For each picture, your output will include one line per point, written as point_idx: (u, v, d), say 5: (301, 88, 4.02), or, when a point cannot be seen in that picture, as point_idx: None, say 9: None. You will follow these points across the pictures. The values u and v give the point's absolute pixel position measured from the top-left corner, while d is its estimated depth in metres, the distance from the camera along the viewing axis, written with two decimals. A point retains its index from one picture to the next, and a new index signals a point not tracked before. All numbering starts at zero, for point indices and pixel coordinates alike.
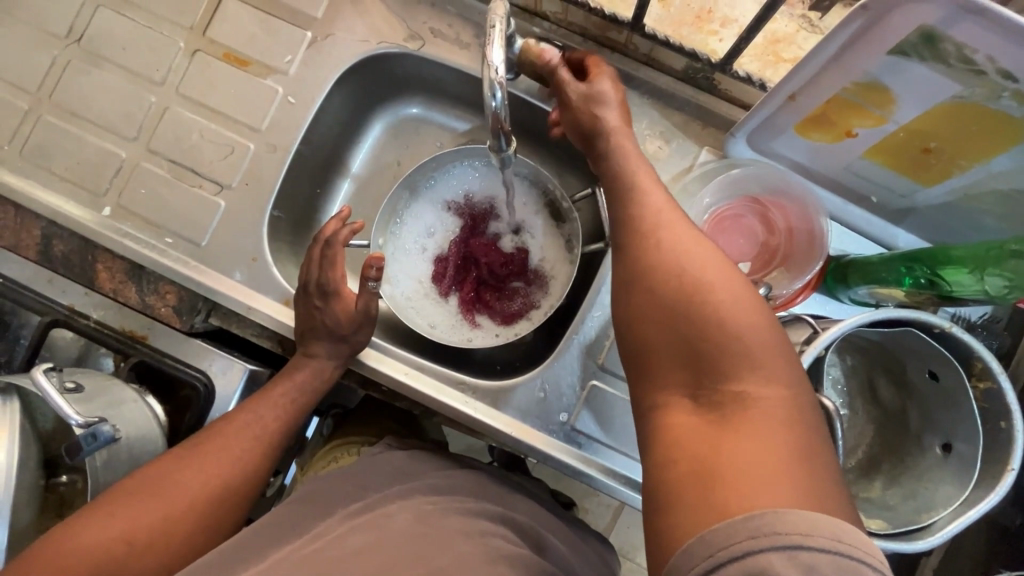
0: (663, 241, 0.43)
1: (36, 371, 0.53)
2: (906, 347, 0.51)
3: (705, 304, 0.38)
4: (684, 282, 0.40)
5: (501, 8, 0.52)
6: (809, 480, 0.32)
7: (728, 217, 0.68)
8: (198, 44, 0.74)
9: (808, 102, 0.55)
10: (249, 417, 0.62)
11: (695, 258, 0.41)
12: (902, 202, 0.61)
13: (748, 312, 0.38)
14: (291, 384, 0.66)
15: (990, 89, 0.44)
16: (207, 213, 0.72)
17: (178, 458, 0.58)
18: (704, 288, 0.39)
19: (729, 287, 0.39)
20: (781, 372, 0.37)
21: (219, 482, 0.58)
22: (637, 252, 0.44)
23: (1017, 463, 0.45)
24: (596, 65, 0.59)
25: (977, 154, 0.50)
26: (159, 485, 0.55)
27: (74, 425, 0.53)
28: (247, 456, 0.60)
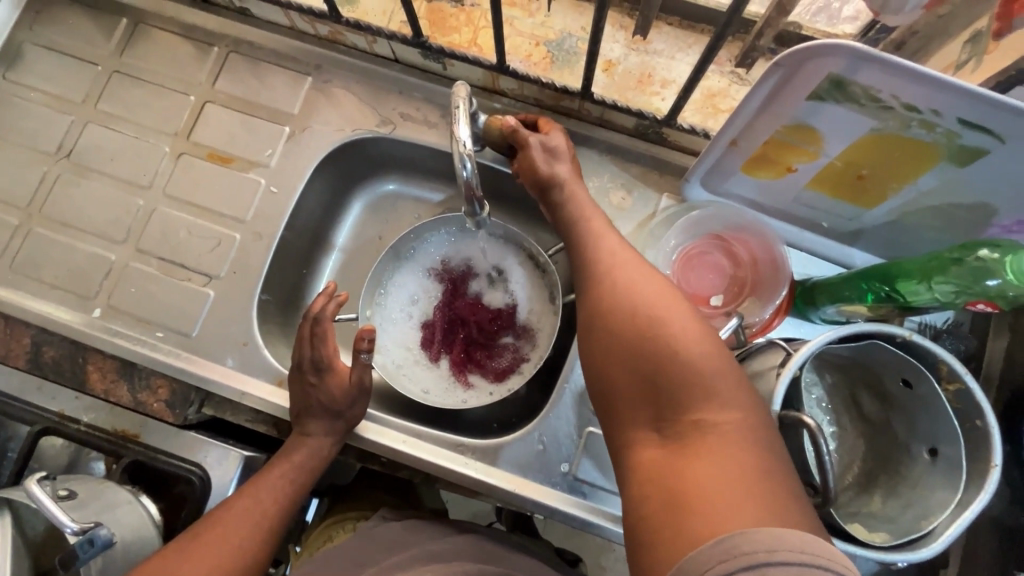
0: (619, 280, 0.47)
1: (29, 480, 0.53)
2: (877, 359, 0.53)
3: (659, 340, 0.41)
4: (639, 320, 0.43)
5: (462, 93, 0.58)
6: (771, 499, 0.34)
7: (695, 255, 0.72)
8: (183, 147, 0.79)
9: (748, 146, 0.61)
10: (250, 500, 0.61)
11: (645, 294, 0.45)
12: (851, 224, 0.66)
13: (699, 344, 0.41)
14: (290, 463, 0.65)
15: (900, 121, 0.50)
16: (197, 303, 0.74)
17: (183, 548, 0.56)
18: (651, 324, 0.42)
19: (680, 315, 0.43)
20: (736, 397, 0.39)
21: (221, 573, 0.57)
22: (602, 295, 0.47)
23: (1000, 459, 0.47)
24: (564, 150, 0.65)
25: (906, 176, 0.56)
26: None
27: (71, 533, 0.52)
28: (250, 541, 0.59)
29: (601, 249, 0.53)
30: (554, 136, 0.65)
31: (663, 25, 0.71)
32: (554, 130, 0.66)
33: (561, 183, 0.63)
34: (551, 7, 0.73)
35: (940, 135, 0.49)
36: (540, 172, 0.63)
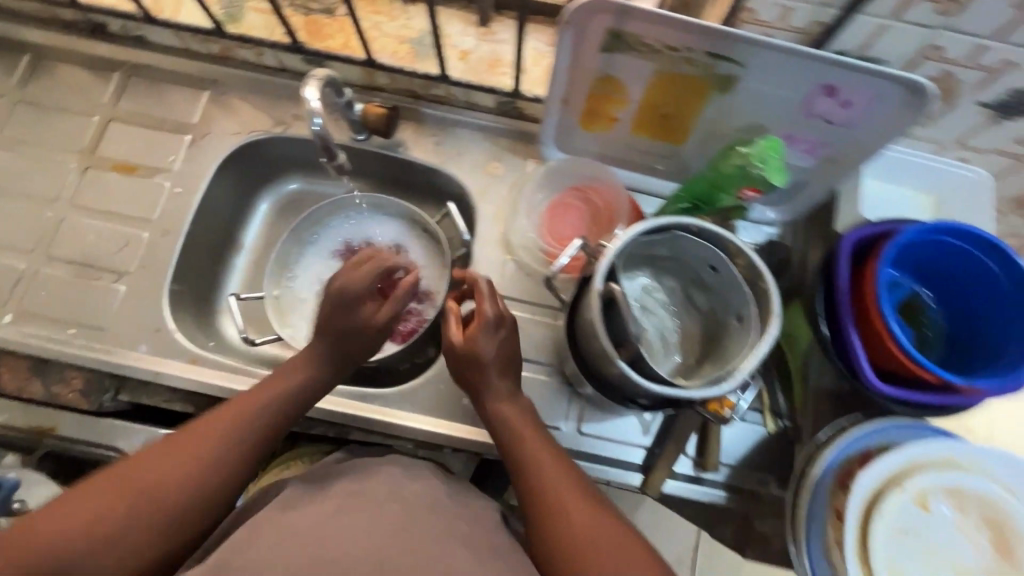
0: (523, 460, 0.60)
1: None
2: (688, 251, 0.65)
3: (566, 523, 0.55)
4: (548, 511, 0.56)
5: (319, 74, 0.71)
6: (608, 550, 0.53)
7: (559, 206, 0.84)
8: (88, 161, 0.85)
9: (575, 102, 0.74)
10: (133, 463, 0.53)
11: (543, 472, 0.59)
12: (676, 162, 0.80)
13: (586, 510, 0.56)
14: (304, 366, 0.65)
15: (670, 61, 0.63)
16: (109, 298, 0.79)
17: (162, 461, 0.53)
18: (559, 512, 0.56)
19: (581, 515, 0.56)
20: (578, 481, 0.59)
21: (88, 531, 0.48)
22: (520, 460, 0.61)
23: (777, 307, 0.59)
24: (493, 319, 0.65)
25: (695, 109, 0.69)
26: (108, 497, 0.50)
27: None
28: (128, 488, 0.51)
29: (505, 417, 0.64)
30: (483, 298, 0.66)
31: (507, 20, 0.85)
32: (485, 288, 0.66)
33: (481, 361, 0.64)
34: (412, 13, 0.86)
35: (701, 68, 0.63)
36: (463, 342, 0.65)
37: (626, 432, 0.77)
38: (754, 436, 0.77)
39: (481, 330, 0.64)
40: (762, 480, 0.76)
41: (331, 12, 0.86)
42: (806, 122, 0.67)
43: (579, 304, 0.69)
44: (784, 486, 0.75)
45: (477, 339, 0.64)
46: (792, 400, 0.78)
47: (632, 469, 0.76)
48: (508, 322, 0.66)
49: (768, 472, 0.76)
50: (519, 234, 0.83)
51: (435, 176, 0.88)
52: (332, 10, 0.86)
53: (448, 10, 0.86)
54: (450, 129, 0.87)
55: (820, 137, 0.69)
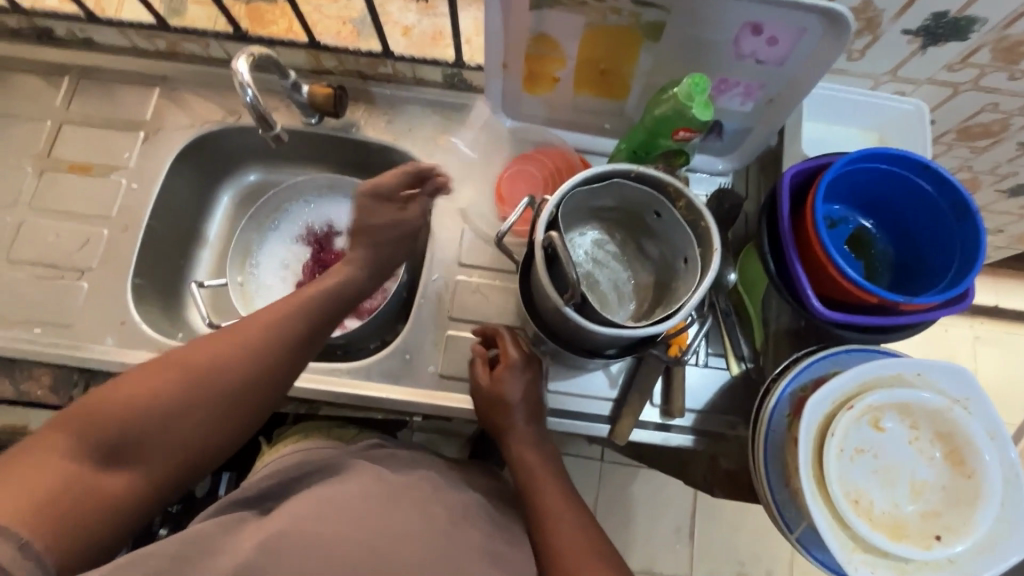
0: (518, 457, 0.68)
1: None
2: (631, 199, 0.66)
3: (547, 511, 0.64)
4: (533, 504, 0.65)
5: (254, 51, 0.72)
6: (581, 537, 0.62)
7: (514, 172, 0.85)
8: (44, 164, 0.86)
9: (515, 65, 0.75)
10: (185, 359, 0.58)
11: (531, 472, 0.67)
12: (621, 120, 0.81)
13: (561, 502, 0.65)
14: (276, 326, 0.62)
15: (598, 13, 0.65)
16: (73, 296, 0.80)
17: (160, 386, 0.56)
18: (541, 509, 0.64)
19: (570, 530, 0.62)
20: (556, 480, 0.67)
21: (111, 448, 0.53)
22: (523, 470, 0.68)
23: (717, 243, 0.60)
24: (519, 360, 0.69)
25: (631, 60, 0.71)
26: (112, 424, 0.54)
27: None
28: (173, 394, 0.56)
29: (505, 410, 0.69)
30: (508, 345, 0.70)
31: None
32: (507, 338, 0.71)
33: (509, 403, 0.68)
34: None
35: (629, 17, 0.65)
36: (490, 386, 0.69)
37: (593, 387, 0.78)
38: (719, 380, 0.79)
39: (507, 371, 0.69)
40: (729, 423, 0.77)
41: None
42: (738, 65, 0.68)
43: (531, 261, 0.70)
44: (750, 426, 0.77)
45: (504, 380, 0.68)
46: (753, 343, 0.79)
47: (601, 422, 0.78)
48: (535, 362, 0.71)
49: (734, 415, 0.78)
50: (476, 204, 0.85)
51: (390, 154, 0.89)
52: None
53: None
54: (401, 106, 0.88)
55: (754, 80, 0.70)
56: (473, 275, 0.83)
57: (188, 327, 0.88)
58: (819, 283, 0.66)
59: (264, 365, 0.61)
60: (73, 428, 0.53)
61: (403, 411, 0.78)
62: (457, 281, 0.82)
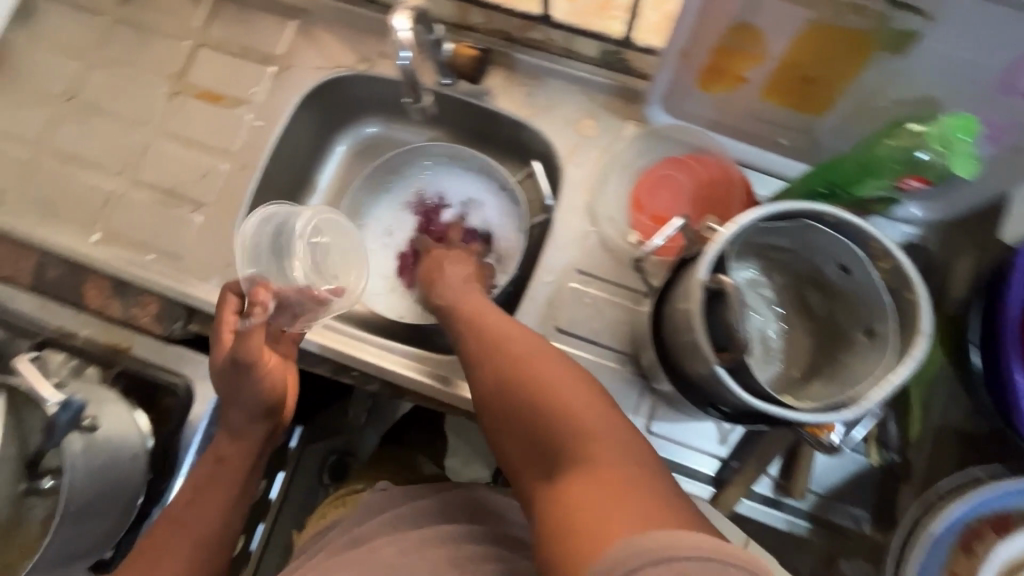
0: (534, 379, 0.48)
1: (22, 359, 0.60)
2: (815, 244, 0.53)
3: (562, 413, 0.45)
4: (541, 417, 0.46)
5: (409, 9, 0.65)
6: (633, 472, 0.41)
7: (659, 176, 0.74)
8: (177, 87, 0.84)
9: (696, 55, 0.62)
10: (196, 494, 0.63)
11: (544, 386, 0.47)
12: (806, 138, 0.67)
13: (593, 413, 0.45)
14: (235, 449, 0.65)
15: (831, 8, 0.51)
16: (187, 228, 0.79)
17: (193, 512, 0.63)
18: (552, 408, 0.46)
19: (574, 390, 0.47)
20: (588, 399, 0.46)
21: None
22: (489, 338, 0.54)
23: (928, 327, 0.47)
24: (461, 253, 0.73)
25: (851, 71, 0.57)
26: (163, 546, 0.61)
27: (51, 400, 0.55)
28: (197, 514, 0.63)
29: (495, 329, 0.55)
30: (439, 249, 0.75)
31: None
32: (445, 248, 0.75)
33: (445, 282, 0.68)
34: None
35: (873, 19, 0.51)
36: (429, 281, 0.69)
37: (701, 439, 0.68)
38: (855, 468, 0.66)
39: (440, 268, 0.69)
40: (855, 517, 0.66)
41: None
42: (1000, 101, 0.53)
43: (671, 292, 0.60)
44: (880, 528, 0.65)
45: (441, 274, 0.68)
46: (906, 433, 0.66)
47: (701, 481, 0.68)
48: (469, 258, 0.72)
49: (863, 509, 0.66)
50: (608, 206, 0.75)
51: (520, 131, 0.80)
52: None
53: None
54: (543, 80, 0.78)
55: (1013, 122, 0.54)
56: (587, 284, 0.73)
57: None
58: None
59: (243, 407, 0.64)
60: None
61: None
62: (569, 288, 0.73)
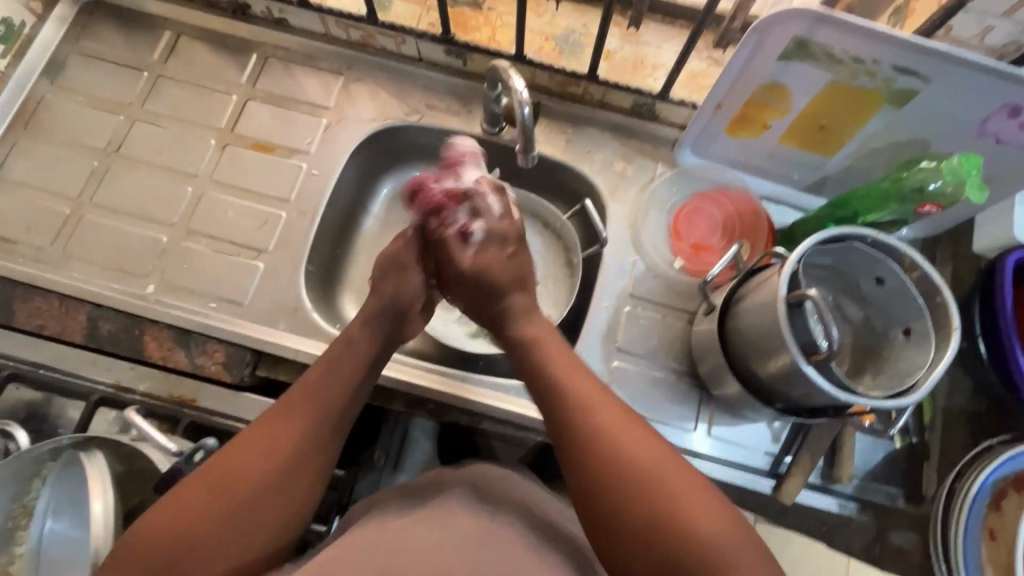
0: (617, 452, 0.52)
1: (131, 412, 0.64)
2: (855, 261, 0.65)
3: (655, 489, 0.49)
4: (634, 492, 0.50)
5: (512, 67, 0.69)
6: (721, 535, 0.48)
7: (692, 209, 0.85)
8: (227, 139, 0.87)
9: (730, 108, 0.74)
10: (296, 409, 0.60)
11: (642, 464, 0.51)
12: (816, 174, 0.80)
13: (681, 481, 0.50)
14: (330, 373, 0.63)
15: (849, 73, 0.64)
16: (248, 275, 0.80)
17: (290, 428, 0.58)
18: (646, 482, 0.50)
19: (682, 475, 0.50)
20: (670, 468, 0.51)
21: (209, 503, 0.53)
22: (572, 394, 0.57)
23: (959, 322, 0.58)
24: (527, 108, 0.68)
25: (859, 120, 0.70)
26: (238, 475, 0.55)
27: (185, 446, 0.60)
28: (297, 433, 0.58)
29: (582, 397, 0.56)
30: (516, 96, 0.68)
31: (650, 23, 0.86)
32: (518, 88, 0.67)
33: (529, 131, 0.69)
34: (556, 11, 0.87)
35: (881, 81, 0.64)
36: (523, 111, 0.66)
37: (756, 440, 0.77)
38: (884, 451, 0.76)
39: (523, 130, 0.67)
40: (890, 495, 0.75)
41: (476, 5, 0.88)
42: (975, 140, 0.67)
43: (734, 309, 0.70)
44: (913, 503, 0.75)
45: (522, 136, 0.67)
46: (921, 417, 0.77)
47: (761, 476, 0.76)
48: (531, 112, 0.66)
49: (896, 487, 0.75)
50: (651, 236, 0.84)
51: (563, 173, 0.88)
52: (479, 3, 0.88)
53: (589, 10, 0.87)
54: (583, 127, 0.87)
55: (983, 157, 0.69)
56: (640, 306, 0.81)
57: (341, 318, 0.88)
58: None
59: (377, 307, 0.69)
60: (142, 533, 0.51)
61: None
62: (625, 312, 0.81)
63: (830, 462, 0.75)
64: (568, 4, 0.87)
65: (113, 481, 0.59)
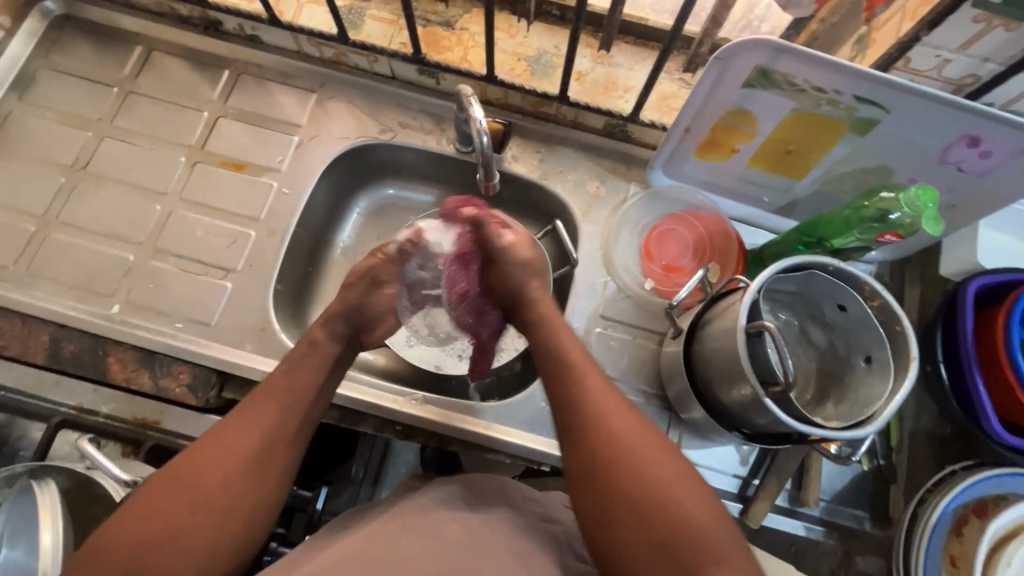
0: (626, 450, 0.55)
1: (83, 441, 0.62)
2: (817, 289, 0.65)
3: (660, 486, 0.53)
4: (642, 488, 0.53)
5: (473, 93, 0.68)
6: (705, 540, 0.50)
7: (663, 230, 0.85)
8: (197, 156, 0.86)
9: (698, 132, 0.74)
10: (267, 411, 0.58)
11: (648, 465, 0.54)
12: (786, 197, 0.80)
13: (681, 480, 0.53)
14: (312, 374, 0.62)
15: (812, 101, 0.64)
16: (215, 295, 0.80)
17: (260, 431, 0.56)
18: (652, 479, 0.53)
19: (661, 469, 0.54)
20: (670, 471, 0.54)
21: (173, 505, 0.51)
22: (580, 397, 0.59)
23: (916, 353, 0.59)
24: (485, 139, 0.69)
25: (824, 147, 0.70)
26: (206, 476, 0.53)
27: (135, 476, 0.58)
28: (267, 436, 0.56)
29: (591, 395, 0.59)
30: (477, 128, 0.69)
31: (622, 44, 0.87)
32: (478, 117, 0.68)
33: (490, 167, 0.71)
34: (529, 31, 0.87)
35: (843, 110, 0.64)
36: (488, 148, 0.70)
37: (725, 462, 0.77)
38: (851, 474, 0.77)
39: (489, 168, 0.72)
40: (856, 518, 0.76)
41: (449, 25, 0.88)
42: (937, 168, 0.68)
43: (699, 333, 0.70)
44: (878, 525, 0.75)
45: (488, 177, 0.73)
46: (888, 439, 0.77)
47: (729, 499, 0.76)
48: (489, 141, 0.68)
49: (863, 510, 0.76)
50: (622, 257, 0.84)
51: (535, 192, 0.88)
52: (451, 23, 0.88)
53: (562, 30, 0.88)
54: (555, 147, 0.87)
55: (946, 184, 0.69)
56: (610, 328, 0.81)
57: None
58: (998, 402, 0.69)
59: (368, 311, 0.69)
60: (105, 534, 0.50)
61: (531, 458, 0.78)
62: (595, 334, 0.81)
63: (798, 485, 0.76)
64: (540, 24, 0.88)
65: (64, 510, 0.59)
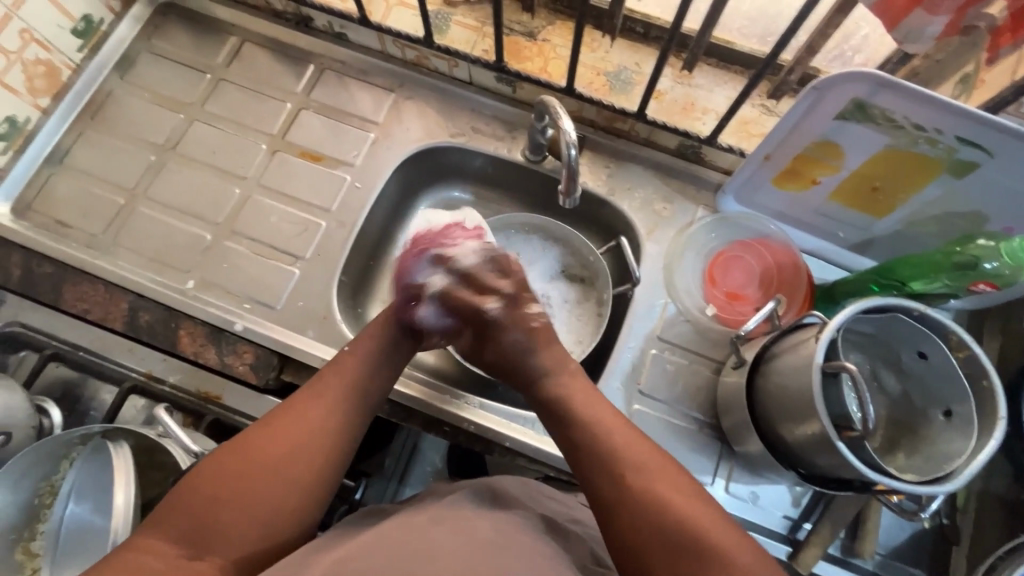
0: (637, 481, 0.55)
1: (160, 410, 0.66)
2: (898, 333, 0.62)
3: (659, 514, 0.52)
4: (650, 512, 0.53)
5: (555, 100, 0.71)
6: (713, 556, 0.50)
7: (729, 257, 0.83)
8: (278, 145, 0.89)
9: (780, 160, 0.72)
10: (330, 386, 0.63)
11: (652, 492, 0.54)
12: (864, 235, 0.77)
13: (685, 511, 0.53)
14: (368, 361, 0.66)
15: (909, 138, 0.62)
16: (284, 280, 0.83)
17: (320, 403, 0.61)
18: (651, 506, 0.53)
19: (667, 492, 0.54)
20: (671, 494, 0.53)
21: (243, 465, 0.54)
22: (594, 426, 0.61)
23: (1004, 413, 0.55)
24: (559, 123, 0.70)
25: (913, 186, 0.68)
26: (271, 440, 0.56)
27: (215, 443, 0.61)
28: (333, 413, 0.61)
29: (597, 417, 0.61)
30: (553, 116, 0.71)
31: (704, 66, 0.86)
32: (554, 104, 0.70)
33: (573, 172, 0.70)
34: (611, 47, 0.88)
35: (942, 150, 0.62)
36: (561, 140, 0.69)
37: (776, 501, 0.74)
38: (910, 529, 0.74)
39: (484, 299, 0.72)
40: None
41: (532, 36, 0.90)
42: None
43: (765, 366, 0.68)
44: None
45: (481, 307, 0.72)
46: (952, 498, 0.74)
47: (778, 540, 0.73)
48: (568, 129, 0.68)
49: (920, 569, 0.72)
50: (684, 280, 0.82)
51: (602, 208, 0.88)
52: (534, 34, 0.90)
53: (645, 49, 0.88)
54: (625, 163, 0.87)
55: None
56: (667, 350, 0.80)
57: None
58: None
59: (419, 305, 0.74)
60: (166, 528, 0.51)
61: (574, 474, 0.77)
62: (650, 355, 0.79)
63: (852, 535, 0.73)
64: (623, 41, 0.88)
65: (135, 472, 0.62)
